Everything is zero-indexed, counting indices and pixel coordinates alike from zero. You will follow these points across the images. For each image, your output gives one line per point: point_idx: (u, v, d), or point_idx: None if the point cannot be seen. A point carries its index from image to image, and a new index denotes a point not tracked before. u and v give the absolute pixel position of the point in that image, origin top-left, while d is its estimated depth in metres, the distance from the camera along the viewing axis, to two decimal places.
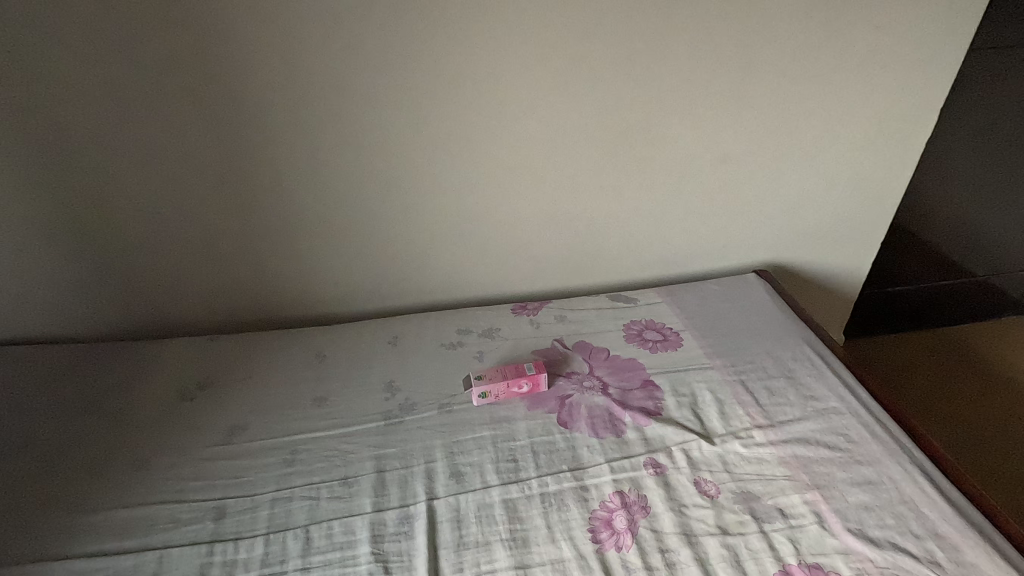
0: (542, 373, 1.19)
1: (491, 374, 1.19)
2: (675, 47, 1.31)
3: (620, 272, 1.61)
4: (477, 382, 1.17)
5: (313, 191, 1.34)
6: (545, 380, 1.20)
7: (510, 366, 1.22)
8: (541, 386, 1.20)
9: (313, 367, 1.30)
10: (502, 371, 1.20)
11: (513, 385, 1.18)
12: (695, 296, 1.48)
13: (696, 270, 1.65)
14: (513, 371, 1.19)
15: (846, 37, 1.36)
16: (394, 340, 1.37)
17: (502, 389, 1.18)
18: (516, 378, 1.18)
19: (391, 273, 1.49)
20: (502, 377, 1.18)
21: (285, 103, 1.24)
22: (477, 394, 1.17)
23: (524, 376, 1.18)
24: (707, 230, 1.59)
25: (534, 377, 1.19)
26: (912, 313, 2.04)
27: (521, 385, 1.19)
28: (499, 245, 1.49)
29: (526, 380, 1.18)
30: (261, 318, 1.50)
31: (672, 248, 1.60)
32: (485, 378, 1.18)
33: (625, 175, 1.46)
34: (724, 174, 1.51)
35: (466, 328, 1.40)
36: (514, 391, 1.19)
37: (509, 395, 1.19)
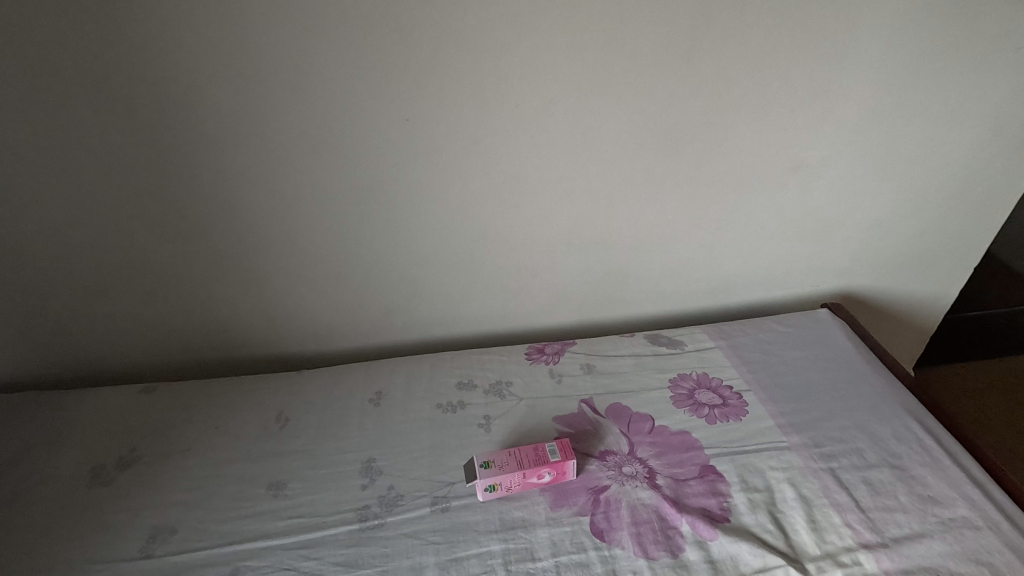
0: (569, 460, 0.89)
1: (503, 461, 0.89)
2: (750, 24, 0.99)
3: (658, 304, 1.31)
4: (484, 473, 0.87)
5: (272, 206, 1.04)
6: (573, 468, 0.91)
7: (527, 446, 0.93)
8: (567, 475, 0.91)
9: (271, 435, 1.01)
10: (518, 455, 0.90)
11: (532, 476, 0.89)
12: (756, 340, 1.18)
13: (749, 301, 1.36)
14: (531, 456, 0.90)
15: (972, 13, 1.03)
16: (377, 396, 1.08)
17: (516, 481, 0.88)
18: (536, 467, 0.88)
19: (376, 306, 1.19)
20: (517, 466, 0.88)
21: (232, 90, 0.92)
22: (484, 488, 0.88)
23: (546, 464, 0.89)
24: (767, 253, 1.28)
25: (560, 466, 0.89)
26: (1000, 340, 1.72)
27: (542, 476, 0.89)
28: (511, 271, 1.20)
29: (549, 469, 0.89)
30: (216, 358, 1.20)
31: (723, 276, 1.30)
32: (495, 466, 0.88)
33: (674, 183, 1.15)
34: (795, 187, 1.20)
35: (468, 382, 1.10)
36: (532, 482, 0.90)
37: (525, 487, 0.90)
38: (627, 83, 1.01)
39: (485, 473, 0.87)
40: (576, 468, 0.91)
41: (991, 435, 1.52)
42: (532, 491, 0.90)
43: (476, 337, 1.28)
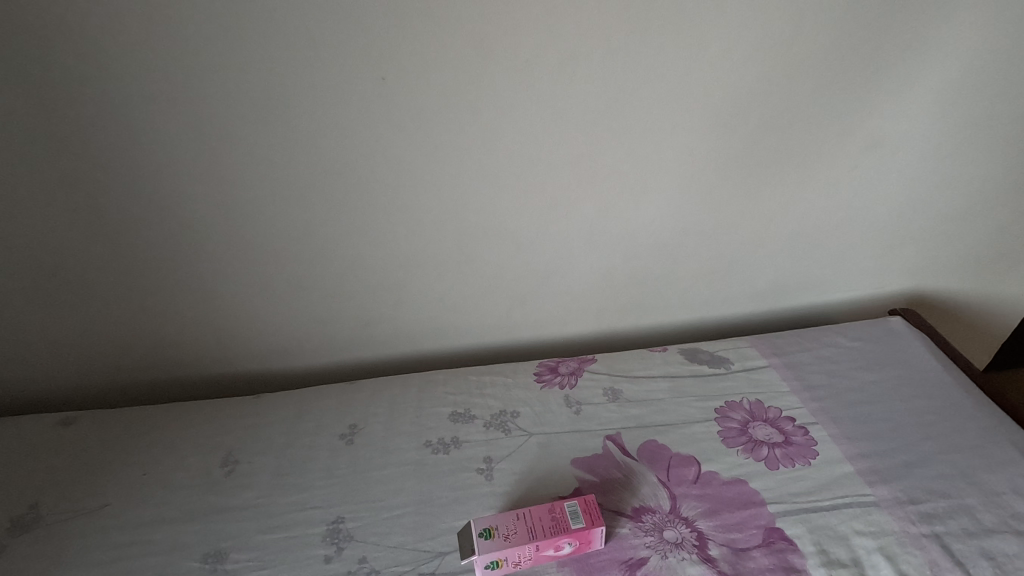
0: (597, 527, 0.68)
1: (509, 528, 0.68)
2: None
3: (692, 309, 1.10)
4: (485, 546, 0.66)
5: (215, 193, 0.82)
6: (601, 536, 0.69)
7: (541, 506, 0.71)
8: (592, 544, 0.70)
9: (215, 483, 0.79)
10: (529, 520, 0.69)
11: (548, 548, 0.68)
12: (818, 357, 0.96)
13: (799, 303, 1.14)
14: (547, 521, 0.68)
15: None
16: (351, 431, 0.86)
17: (526, 555, 0.67)
18: (553, 538, 0.67)
19: (352, 315, 0.98)
20: (528, 537, 0.67)
21: (148, 35, 0.69)
22: (484, 566, 0.66)
23: (567, 533, 0.67)
24: (826, 249, 1.06)
25: (583, 535, 0.68)
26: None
27: (560, 547, 0.68)
28: (517, 273, 0.98)
29: (569, 539, 0.68)
30: (157, 377, 0.99)
31: (771, 273, 1.08)
32: (498, 536, 0.67)
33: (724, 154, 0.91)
34: (867, 172, 0.97)
35: (465, 412, 0.89)
36: (547, 555, 0.68)
37: (538, 561, 0.69)
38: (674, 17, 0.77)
39: (487, 547, 0.66)
40: (604, 536, 0.70)
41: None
42: (546, 565, 0.69)
43: (473, 349, 1.07)
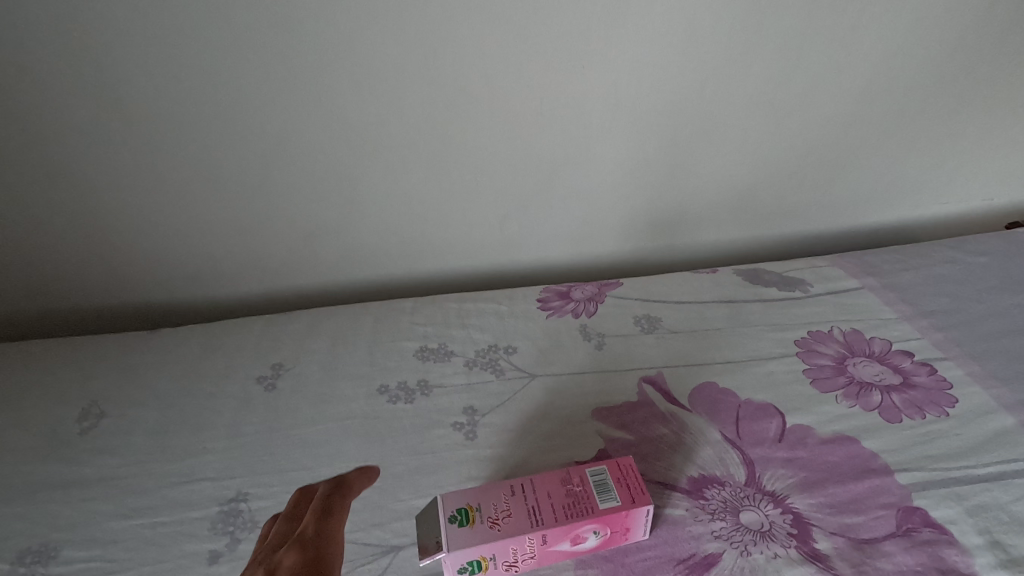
0: (642, 507, 0.42)
1: (498, 509, 0.42)
2: None
3: (744, 222, 0.84)
4: (457, 539, 0.40)
5: (55, 24, 0.54)
6: (644, 521, 0.43)
7: (548, 474, 0.45)
8: (631, 534, 0.44)
9: (61, 446, 0.53)
10: (530, 496, 0.43)
11: (560, 541, 0.42)
12: (928, 276, 0.69)
13: (878, 215, 0.87)
14: (558, 498, 0.42)
15: None
16: (273, 374, 0.60)
17: (526, 553, 0.41)
18: (569, 525, 0.41)
19: (288, 221, 0.71)
20: (529, 523, 0.41)
21: None
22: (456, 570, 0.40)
23: (591, 516, 0.42)
24: (924, 141, 0.80)
25: (617, 518, 0.42)
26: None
27: (581, 539, 0.42)
28: (516, 166, 0.71)
29: (595, 527, 0.42)
30: (26, 299, 0.73)
31: (849, 168, 0.81)
32: (481, 522, 0.41)
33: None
34: (999, 26, 0.70)
35: (438, 348, 0.62)
36: (560, 551, 0.43)
37: (545, 560, 0.43)
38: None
39: (461, 540, 0.40)
40: (649, 522, 0.44)
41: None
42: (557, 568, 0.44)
43: (455, 273, 0.81)
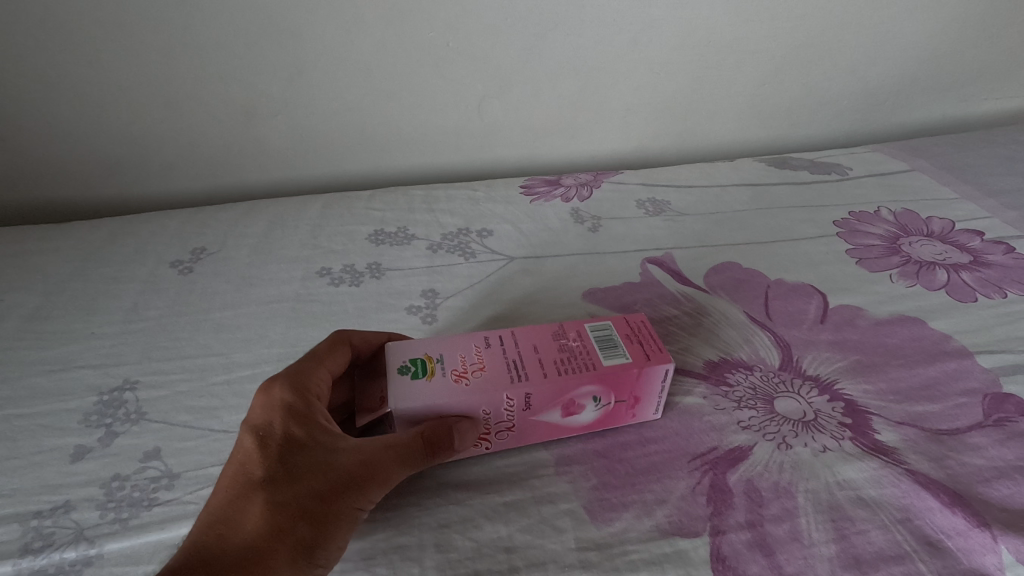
0: (664, 364, 0.32)
1: (466, 361, 0.31)
2: None
3: (765, 116, 0.72)
4: (408, 394, 0.29)
5: None
6: (659, 391, 0.33)
7: (534, 327, 0.34)
8: (639, 410, 0.33)
9: None
10: (509, 349, 0.32)
11: (546, 406, 0.31)
12: (991, 157, 0.58)
13: (921, 111, 0.76)
14: (548, 354, 0.32)
15: None
16: (191, 259, 0.49)
17: (499, 420, 0.31)
18: (560, 381, 0.30)
19: (224, 94, 0.60)
20: (504, 378, 0.30)
21: None
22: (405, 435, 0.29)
23: (593, 374, 0.31)
24: (981, 15, 0.68)
25: (626, 381, 0.31)
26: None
27: (573, 407, 0.32)
28: (495, 27, 0.59)
29: (595, 391, 0.31)
30: None
31: (891, 44, 0.69)
32: (441, 375, 0.30)
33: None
34: None
35: (397, 231, 0.51)
36: (542, 425, 0.32)
37: (523, 437, 0.32)
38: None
39: (409, 395, 0.29)
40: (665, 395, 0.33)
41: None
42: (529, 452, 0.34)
43: (427, 172, 0.69)
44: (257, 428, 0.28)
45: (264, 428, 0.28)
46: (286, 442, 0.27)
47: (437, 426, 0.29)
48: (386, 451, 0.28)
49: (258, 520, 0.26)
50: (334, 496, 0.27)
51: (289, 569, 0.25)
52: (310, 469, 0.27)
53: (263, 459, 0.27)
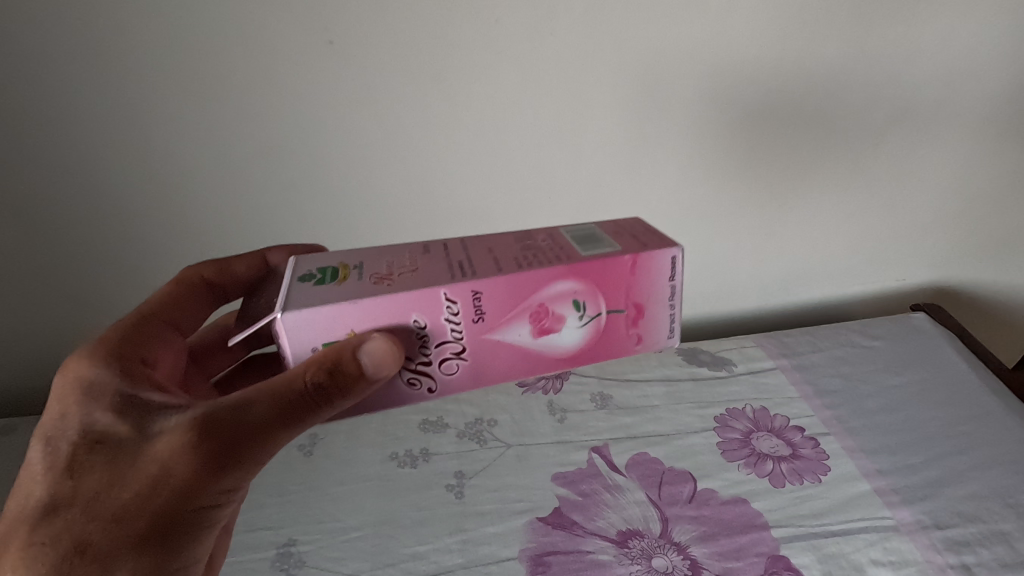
0: (633, 262, 0.40)
1: (382, 271, 0.40)
2: None
3: (693, 304, 1.01)
4: (319, 291, 0.38)
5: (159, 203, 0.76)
6: (645, 286, 0.41)
7: (490, 246, 0.42)
8: (623, 320, 0.42)
9: None
10: (459, 259, 0.40)
11: (510, 308, 0.39)
12: (830, 358, 0.87)
13: (811, 296, 1.04)
14: (511, 257, 0.40)
15: None
16: (311, 443, 0.79)
17: (462, 324, 0.38)
18: (532, 278, 0.38)
19: None
20: (455, 278, 0.38)
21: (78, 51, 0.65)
22: (312, 335, 0.36)
23: (568, 271, 0.39)
24: (840, 241, 0.97)
25: (601, 278, 0.40)
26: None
27: (551, 309, 0.39)
28: None
29: (568, 282, 0.39)
30: None
31: (777, 259, 0.98)
32: (356, 280, 0.39)
33: (726, 58, 0.76)
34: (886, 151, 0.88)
35: (438, 420, 0.81)
36: (509, 336, 0.40)
37: (494, 353, 0.40)
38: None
39: (323, 290, 0.37)
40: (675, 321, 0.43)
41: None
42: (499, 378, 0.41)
43: None
44: (56, 448, 0.40)
45: (69, 446, 0.40)
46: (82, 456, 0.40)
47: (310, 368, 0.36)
48: (180, 450, 0.39)
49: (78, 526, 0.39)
50: (145, 496, 0.39)
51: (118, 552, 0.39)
52: (122, 479, 0.39)
53: (63, 470, 0.40)
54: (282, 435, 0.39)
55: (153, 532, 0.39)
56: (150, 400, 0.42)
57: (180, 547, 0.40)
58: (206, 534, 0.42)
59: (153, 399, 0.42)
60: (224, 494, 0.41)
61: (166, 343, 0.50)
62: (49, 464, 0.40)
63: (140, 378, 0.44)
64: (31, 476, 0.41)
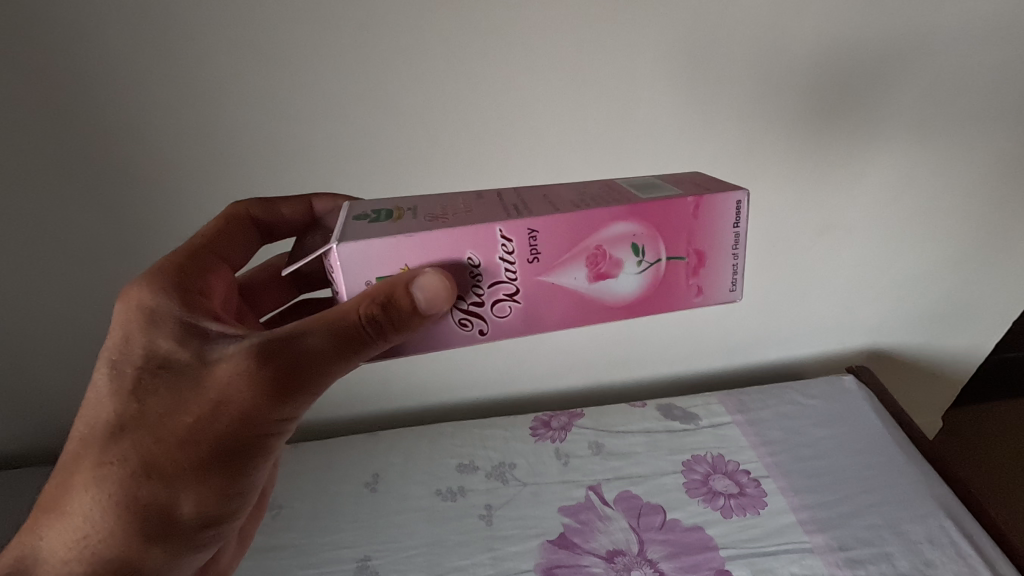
0: (693, 202, 0.49)
1: (430, 213, 0.50)
2: (755, 109, 0.92)
3: (672, 365, 1.25)
4: (374, 227, 0.47)
5: None
6: (703, 228, 0.50)
7: (557, 197, 0.52)
8: (681, 263, 0.50)
9: (264, 527, 0.96)
10: (513, 206, 0.50)
11: (566, 253, 0.48)
12: (776, 414, 1.11)
13: (767, 357, 1.27)
14: (567, 203, 0.49)
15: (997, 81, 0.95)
16: (373, 481, 1.04)
17: (517, 261, 0.47)
18: (593, 218, 0.47)
19: (377, 377, 1.16)
20: (510, 217, 0.47)
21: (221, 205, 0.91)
22: (361, 264, 0.45)
23: (629, 211, 0.48)
24: (788, 318, 1.21)
25: (659, 222, 0.49)
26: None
27: (607, 251, 0.49)
28: (515, 343, 1.14)
29: (627, 222, 0.48)
30: None
31: (737, 332, 1.22)
32: (408, 218, 0.48)
33: (703, 125, 0.92)
34: (821, 250, 1.11)
35: (470, 463, 1.06)
36: (564, 279, 0.49)
37: (548, 294, 0.49)
38: (639, 57, 0.85)
39: (378, 226, 0.47)
40: (739, 273, 0.52)
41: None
42: (552, 326, 0.51)
43: (479, 400, 1.24)
44: (126, 373, 0.47)
45: (139, 370, 0.47)
46: (150, 382, 0.46)
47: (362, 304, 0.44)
48: (235, 379, 0.45)
49: (144, 445, 0.45)
50: (206, 421, 0.45)
51: (184, 467, 0.45)
52: (186, 406, 0.45)
53: (131, 394, 0.46)
54: (339, 367, 0.46)
55: (212, 451, 0.46)
56: (208, 330, 0.49)
57: (242, 468, 0.48)
58: (263, 461, 0.49)
59: (213, 330, 0.49)
60: (283, 423, 0.48)
61: (214, 270, 0.58)
62: (119, 386, 0.47)
63: (198, 308, 0.51)
64: (102, 398, 0.47)
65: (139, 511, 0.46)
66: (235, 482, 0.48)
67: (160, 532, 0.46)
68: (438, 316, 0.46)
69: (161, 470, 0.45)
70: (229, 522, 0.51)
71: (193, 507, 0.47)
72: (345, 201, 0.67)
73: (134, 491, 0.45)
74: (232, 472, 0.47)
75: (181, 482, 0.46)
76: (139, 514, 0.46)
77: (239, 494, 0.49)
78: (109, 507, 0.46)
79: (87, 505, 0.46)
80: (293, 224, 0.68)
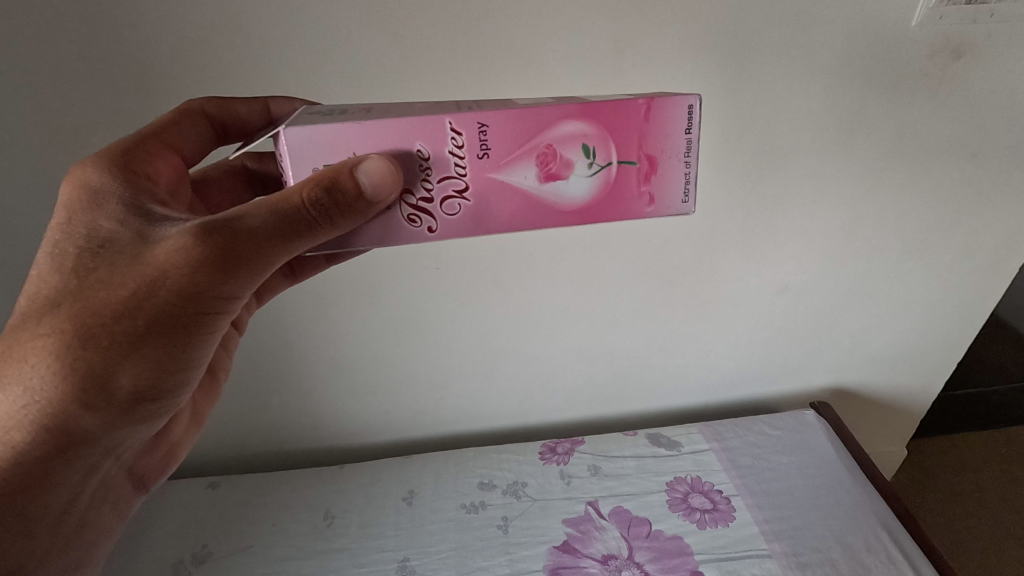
0: (642, 106, 0.53)
1: (383, 112, 0.56)
2: (730, 197, 1.10)
3: (659, 398, 1.46)
4: (318, 117, 0.53)
5: (323, 354, 1.22)
6: (652, 136, 0.55)
7: (514, 103, 0.57)
8: (632, 167, 0.55)
9: (321, 534, 1.17)
10: (463, 107, 0.56)
11: (515, 151, 0.54)
12: (748, 442, 1.32)
13: (742, 393, 1.48)
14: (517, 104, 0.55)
15: (932, 171, 1.13)
16: (409, 496, 1.25)
17: (467, 158, 0.53)
18: (541, 119, 0.53)
19: (409, 407, 1.37)
20: (459, 113, 0.53)
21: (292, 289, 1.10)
22: (307, 149, 0.52)
23: (579, 112, 0.53)
24: (760, 359, 1.41)
25: (608, 124, 0.54)
26: (1000, 413, 1.80)
27: (557, 151, 0.54)
28: (526, 379, 1.35)
29: (576, 124, 0.54)
30: (284, 460, 1.43)
31: (715, 370, 1.42)
32: (357, 113, 0.55)
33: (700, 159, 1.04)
34: (783, 306, 1.30)
35: (488, 482, 1.27)
36: (513, 178, 0.54)
37: (498, 192, 0.55)
38: None
39: (320, 117, 0.53)
40: (690, 183, 0.57)
41: (983, 516, 1.61)
42: (501, 226, 0.56)
43: (495, 428, 1.45)
44: (70, 249, 0.50)
45: (83, 247, 0.50)
46: (94, 256, 0.49)
47: (302, 187, 0.49)
48: (174, 253, 0.48)
49: (85, 311, 0.48)
50: (147, 292, 0.48)
51: (125, 335, 0.48)
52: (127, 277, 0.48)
53: (75, 268, 0.49)
54: (279, 248, 0.50)
55: (155, 322, 0.49)
56: (153, 213, 0.53)
57: (180, 342, 0.51)
58: (201, 338, 0.53)
59: (158, 214, 0.53)
60: (223, 301, 0.51)
61: (160, 155, 0.61)
62: (63, 260, 0.50)
63: (143, 192, 0.55)
64: (46, 272, 0.50)
65: (75, 377, 0.48)
66: (172, 355, 0.52)
67: (95, 400, 0.50)
68: (382, 203, 0.51)
69: (102, 336, 0.48)
70: (169, 399, 0.55)
71: (130, 378, 0.50)
72: (301, 104, 0.74)
73: (70, 359, 0.48)
74: (171, 343, 0.50)
75: (118, 352, 0.49)
76: (83, 377, 0.48)
77: (177, 369, 0.53)
78: (49, 373, 0.48)
79: (23, 376, 0.48)
80: (247, 123, 0.74)
